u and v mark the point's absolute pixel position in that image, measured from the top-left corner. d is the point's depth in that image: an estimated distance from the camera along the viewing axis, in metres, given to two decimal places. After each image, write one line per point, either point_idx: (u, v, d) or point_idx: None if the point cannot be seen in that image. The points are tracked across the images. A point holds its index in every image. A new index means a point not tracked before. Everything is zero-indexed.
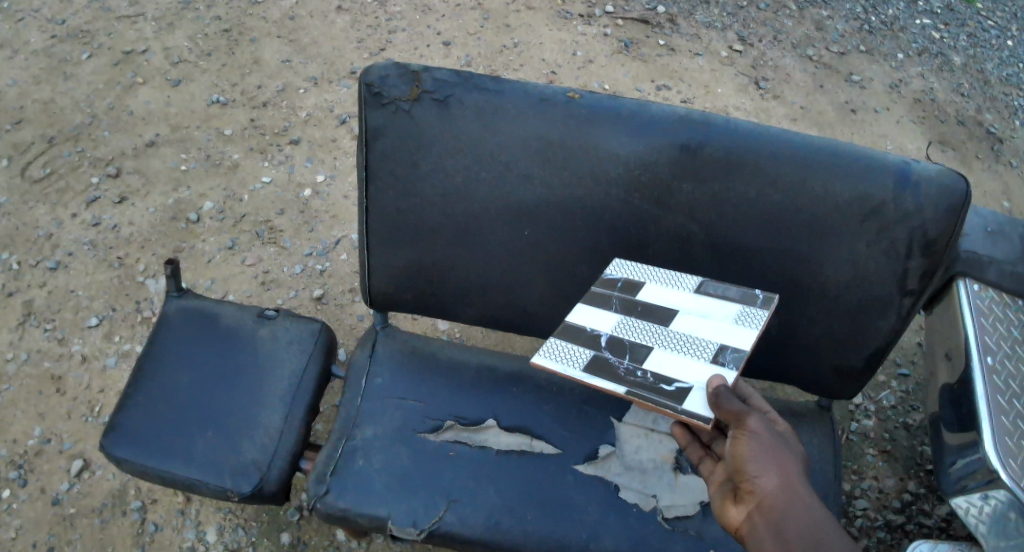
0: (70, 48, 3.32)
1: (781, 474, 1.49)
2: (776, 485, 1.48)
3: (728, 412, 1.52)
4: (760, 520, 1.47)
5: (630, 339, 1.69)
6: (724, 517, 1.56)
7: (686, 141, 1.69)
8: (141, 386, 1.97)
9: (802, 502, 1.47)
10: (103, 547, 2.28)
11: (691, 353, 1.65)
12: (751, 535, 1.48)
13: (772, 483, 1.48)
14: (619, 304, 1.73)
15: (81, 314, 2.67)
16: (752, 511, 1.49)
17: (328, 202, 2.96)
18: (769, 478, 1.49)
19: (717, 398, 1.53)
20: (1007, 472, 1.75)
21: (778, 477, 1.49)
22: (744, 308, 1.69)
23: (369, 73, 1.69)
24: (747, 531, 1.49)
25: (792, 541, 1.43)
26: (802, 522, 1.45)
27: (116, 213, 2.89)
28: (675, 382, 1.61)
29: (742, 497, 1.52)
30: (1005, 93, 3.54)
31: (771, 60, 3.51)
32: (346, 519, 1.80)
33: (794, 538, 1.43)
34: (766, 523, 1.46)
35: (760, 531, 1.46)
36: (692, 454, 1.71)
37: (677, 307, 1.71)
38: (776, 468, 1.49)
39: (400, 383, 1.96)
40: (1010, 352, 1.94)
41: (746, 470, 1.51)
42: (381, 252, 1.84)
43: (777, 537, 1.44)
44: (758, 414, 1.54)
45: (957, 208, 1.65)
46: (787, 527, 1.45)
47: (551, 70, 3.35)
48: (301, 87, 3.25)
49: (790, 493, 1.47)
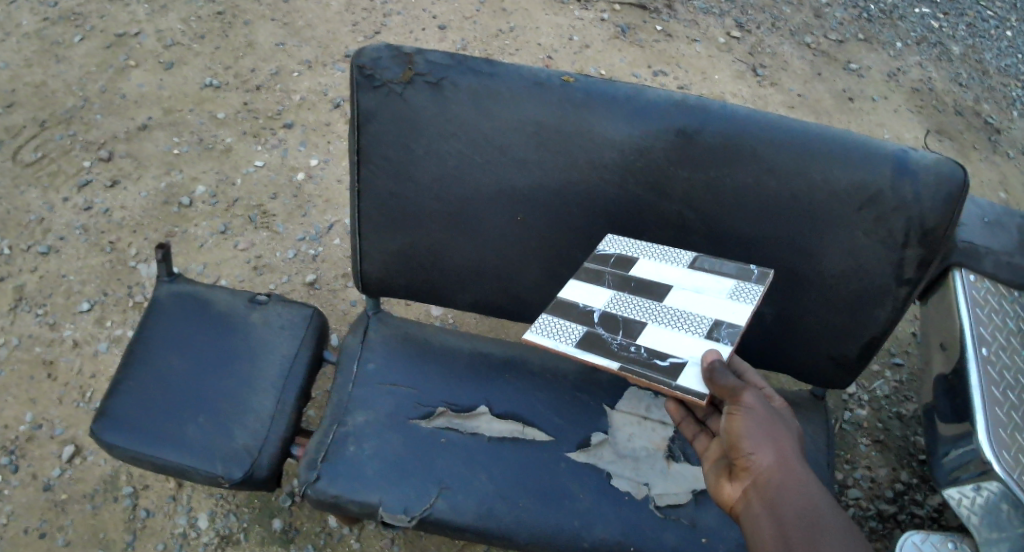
0: (62, 30, 3.29)
1: (777, 450, 1.48)
2: (772, 462, 1.47)
3: (723, 388, 1.50)
4: (756, 497, 1.46)
5: (623, 314, 1.66)
6: (719, 493, 1.55)
7: (683, 127, 1.68)
8: (132, 370, 1.95)
9: (797, 478, 1.46)
10: (94, 533, 2.27)
11: (685, 329, 1.63)
12: (746, 512, 1.47)
13: (767, 459, 1.47)
14: (612, 280, 1.71)
15: (73, 299, 2.65)
16: (748, 488, 1.48)
17: (321, 186, 2.94)
18: (765, 455, 1.47)
19: (713, 374, 1.50)
20: (1000, 464, 1.75)
21: (774, 453, 1.47)
22: (739, 284, 1.66)
23: (362, 55, 1.67)
24: (742, 508, 1.48)
25: (787, 518, 1.42)
26: (798, 499, 1.44)
27: (108, 197, 2.87)
28: (670, 357, 1.58)
29: (737, 474, 1.51)
30: (1003, 83, 3.52)
31: (769, 47, 3.49)
32: (337, 506, 1.78)
33: (790, 515, 1.42)
34: (761, 500, 1.45)
35: (756, 508, 1.45)
36: (686, 430, 1.71)
37: (672, 283, 1.69)
38: (772, 444, 1.48)
39: (393, 369, 1.95)
40: (1004, 343, 1.94)
41: (741, 447, 1.49)
42: (373, 237, 1.82)
43: (773, 514, 1.43)
44: (753, 389, 1.52)
45: (955, 196, 1.64)
46: (782, 504, 1.44)
47: (547, 55, 3.32)
48: (295, 70, 3.23)
49: (785, 470, 1.46)
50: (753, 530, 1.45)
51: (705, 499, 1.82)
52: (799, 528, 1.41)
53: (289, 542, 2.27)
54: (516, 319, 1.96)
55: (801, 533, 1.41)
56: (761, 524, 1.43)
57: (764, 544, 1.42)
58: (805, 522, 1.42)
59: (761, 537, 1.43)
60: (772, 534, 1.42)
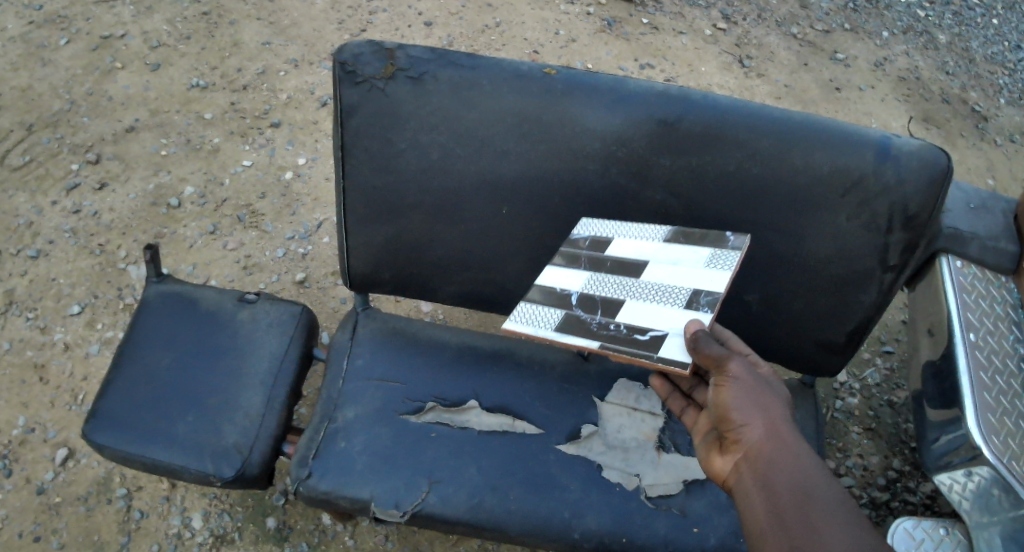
0: (47, 34, 3.28)
1: (767, 421, 1.46)
2: (762, 433, 1.45)
3: (709, 359, 1.49)
4: (746, 470, 1.44)
5: (602, 294, 1.66)
6: (710, 468, 1.53)
7: (665, 116, 1.68)
8: (121, 371, 1.96)
9: (789, 449, 1.43)
10: (89, 535, 2.27)
11: (664, 302, 1.62)
12: (738, 486, 1.45)
13: (757, 430, 1.45)
14: (589, 262, 1.71)
15: (63, 302, 2.65)
16: (738, 462, 1.46)
17: (309, 184, 2.94)
18: (755, 426, 1.46)
19: (696, 345, 1.49)
20: (990, 448, 1.75)
21: (764, 425, 1.45)
22: (715, 251, 1.65)
23: (343, 51, 1.67)
24: (733, 482, 1.46)
25: (779, 491, 1.40)
26: (790, 471, 1.41)
27: (96, 199, 2.86)
28: (650, 331, 1.57)
29: (727, 447, 1.50)
30: (990, 71, 3.53)
31: (755, 38, 3.49)
32: (329, 502, 1.79)
33: (781, 487, 1.40)
34: (752, 472, 1.43)
35: (747, 481, 1.43)
36: (674, 404, 1.73)
37: (647, 258, 1.69)
38: (762, 415, 1.46)
39: (382, 364, 1.95)
40: (992, 327, 1.94)
41: (730, 419, 1.48)
42: (358, 232, 1.82)
43: (764, 487, 1.41)
44: (741, 359, 1.50)
45: (938, 181, 1.65)
46: (774, 475, 1.41)
47: (533, 49, 3.32)
48: (282, 69, 3.22)
49: (776, 441, 1.44)
50: (745, 504, 1.42)
51: (695, 487, 1.83)
52: (791, 500, 1.39)
53: (284, 540, 2.28)
54: (503, 312, 1.96)
55: (793, 505, 1.38)
56: (752, 497, 1.41)
57: (757, 518, 1.40)
58: (797, 494, 1.39)
59: (753, 511, 1.41)
60: (764, 507, 1.40)
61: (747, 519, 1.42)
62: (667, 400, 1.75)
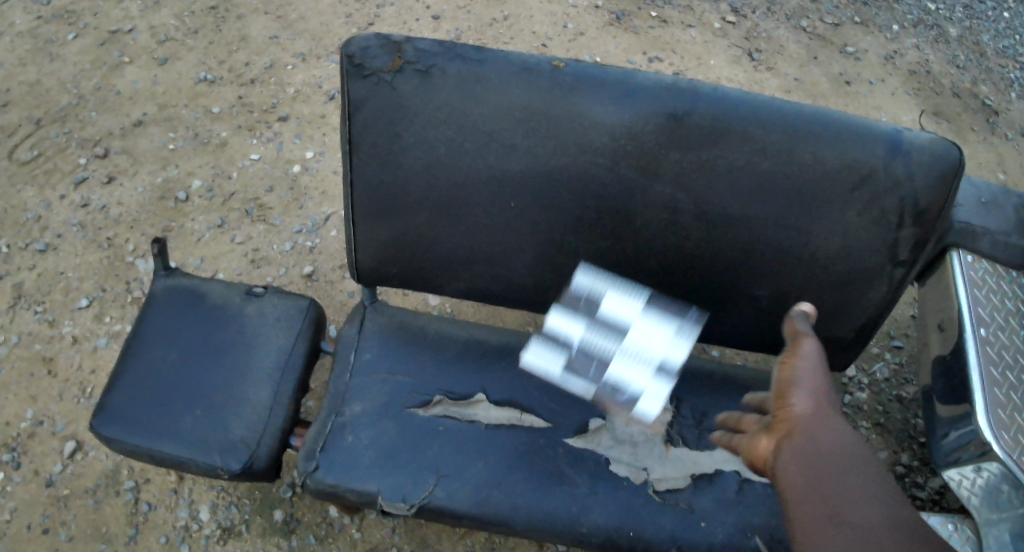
0: (56, 28, 3.28)
1: (818, 400, 1.44)
2: (812, 411, 1.43)
3: (793, 332, 1.52)
4: (792, 445, 1.41)
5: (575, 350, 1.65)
6: (750, 445, 1.50)
7: (674, 110, 1.67)
8: (129, 365, 1.96)
9: (834, 428, 1.41)
10: (97, 527, 2.28)
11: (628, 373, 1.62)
12: (779, 462, 1.42)
13: (807, 407, 1.43)
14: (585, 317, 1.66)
15: (71, 295, 2.66)
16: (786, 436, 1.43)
17: (317, 177, 2.94)
18: (806, 403, 1.43)
19: (792, 321, 1.55)
20: (1000, 444, 1.74)
21: (815, 403, 1.43)
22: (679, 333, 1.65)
23: (350, 44, 1.66)
24: (776, 458, 1.43)
25: (822, 467, 1.39)
26: (835, 448, 1.40)
27: (104, 193, 2.87)
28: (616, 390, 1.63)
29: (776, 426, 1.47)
30: (1002, 65, 3.51)
31: (764, 31, 3.47)
32: (335, 495, 1.79)
33: (824, 463, 1.39)
34: (797, 448, 1.41)
35: (790, 457, 1.41)
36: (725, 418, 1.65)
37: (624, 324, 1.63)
38: (814, 394, 1.44)
39: (390, 358, 1.95)
40: (1003, 323, 1.93)
41: (785, 395, 1.45)
42: (366, 226, 1.82)
43: (807, 463, 1.39)
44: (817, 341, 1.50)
45: (949, 177, 1.65)
46: (818, 453, 1.39)
47: (541, 43, 3.31)
48: (289, 62, 3.22)
49: (825, 420, 1.42)
50: (784, 478, 1.40)
51: (702, 483, 1.83)
52: (832, 476, 1.38)
53: (291, 533, 2.28)
54: (510, 305, 1.97)
55: (833, 481, 1.38)
56: (795, 468, 1.39)
57: (797, 490, 1.38)
58: (838, 471, 1.39)
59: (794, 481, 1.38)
60: (805, 481, 1.38)
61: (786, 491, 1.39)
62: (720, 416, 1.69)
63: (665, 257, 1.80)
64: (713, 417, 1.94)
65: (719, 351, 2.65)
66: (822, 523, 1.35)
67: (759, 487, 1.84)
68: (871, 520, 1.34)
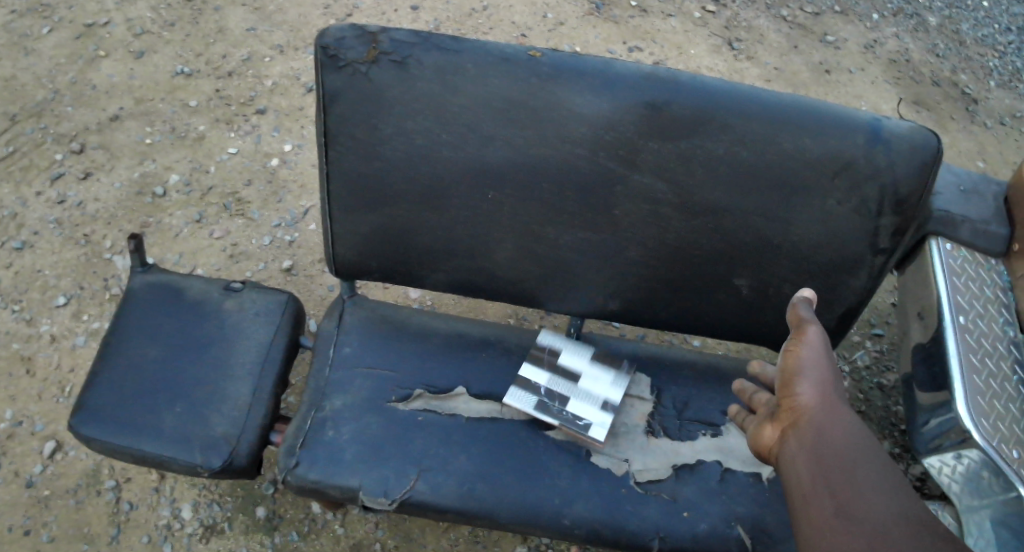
0: (29, 22, 3.23)
1: (823, 388, 1.42)
2: (816, 399, 1.42)
3: (797, 320, 1.52)
4: (797, 433, 1.40)
5: None
6: (760, 439, 1.50)
7: (653, 99, 1.66)
8: (107, 362, 1.94)
9: (839, 417, 1.39)
10: (78, 527, 2.25)
11: None
12: (785, 452, 1.41)
13: (812, 396, 1.42)
14: None
15: (49, 293, 2.62)
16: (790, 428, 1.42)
17: (296, 171, 2.93)
18: (810, 391, 1.43)
19: (794, 308, 1.55)
20: (979, 431, 1.74)
21: (820, 391, 1.42)
22: None
23: (325, 35, 1.63)
24: (782, 448, 1.42)
25: (826, 456, 1.35)
26: (841, 437, 1.36)
27: (81, 189, 2.83)
28: None
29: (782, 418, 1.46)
30: (980, 54, 3.52)
31: (745, 20, 3.47)
32: (317, 491, 1.77)
33: (829, 452, 1.35)
34: (802, 437, 1.39)
35: (796, 446, 1.39)
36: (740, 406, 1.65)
37: None
38: (820, 382, 1.43)
39: (372, 352, 1.94)
40: (982, 311, 1.93)
41: (790, 383, 1.45)
42: (344, 219, 1.81)
43: (812, 451, 1.36)
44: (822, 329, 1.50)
45: (928, 164, 1.66)
46: (824, 441, 1.36)
47: (521, 33, 3.29)
48: (267, 55, 3.19)
49: (830, 408, 1.40)
50: (790, 468, 1.38)
51: (685, 473, 1.83)
52: (838, 466, 1.33)
53: (274, 530, 2.27)
54: (490, 298, 1.95)
55: (840, 471, 1.32)
56: (798, 460, 1.37)
57: (802, 480, 1.35)
58: (845, 460, 1.33)
59: (796, 474, 1.36)
60: (810, 470, 1.35)
61: (790, 483, 1.37)
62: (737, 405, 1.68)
63: (645, 247, 1.79)
64: (695, 407, 1.94)
65: (701, 341, 2.66)
66: (827, 514, 1.29)
67: (741, 476, 1.84)
68: (880, 512, 1.26)
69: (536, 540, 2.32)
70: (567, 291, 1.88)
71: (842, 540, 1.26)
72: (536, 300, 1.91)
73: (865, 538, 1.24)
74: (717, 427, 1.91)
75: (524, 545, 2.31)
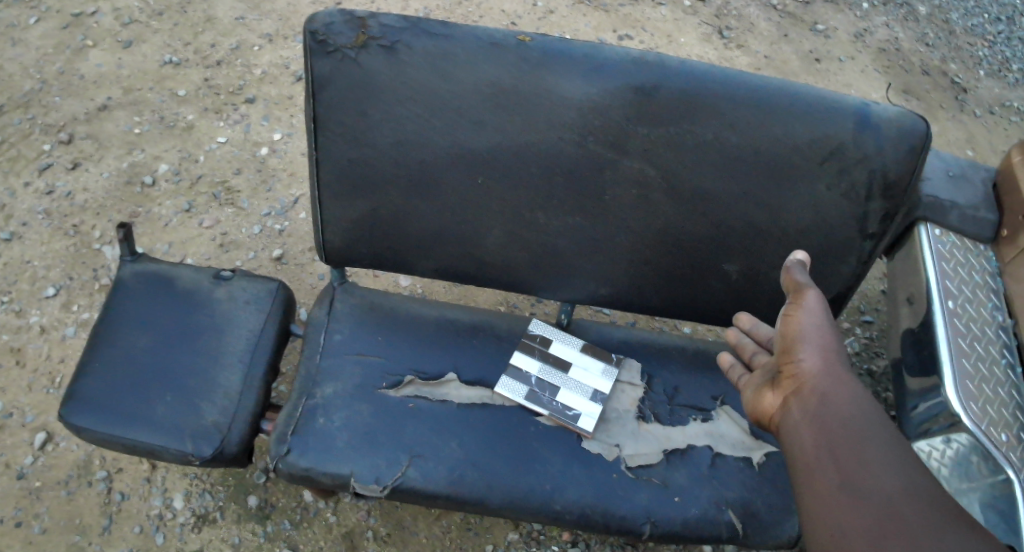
0: (16, 12, 3.20)
1: (825, 354, 1.44)
2: (819, 365, 1.43)
3: (792, 284, 1.55)
4: (800, 400, 1.42)
5: None
6: (760, 405, 1.52)
7: (641, 84, 1.66)
8: (96, 352, 1.93)
9: (843, 385, 1.40)
10: (70, 519, 2.25)
11: None
12: (788, 420, 1.42)
13: (815, 362, 1.44)
14: None
15: (38, 284, 2.61)
16: (792, 395, 1.44)
17: (286, 160, 2.92)
18: (813, 357, 1.44)
19: (789, 272, 1.58)
20: (968, 415, 1.75)
21: (821, 357, 1.44)
22: None
23: (313, 20, 1.62)
24: (784, 415, 1.43)
25: (831, 425, 1.36)
26: (845, 406, 1.37)
27: (69, 179, 2.82)
28: None
29: (782, 384, 1.48)
30: (970, 42, 3.54)
31: (734, 9, 3.47)
32: (308, 478, 1.77)
33: (834, 421, 1.36)
34: (805, 404, 1.41)
35: (799, 414, 1.41)
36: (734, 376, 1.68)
37: None
38: (821, 347, 1.45)
39: (362, 339, 1.94)
40: (971, 295, 1.94)
41: (792, 349, 1.47)
42: (333, 206, 1.80)
43: (816, 420, 1.38)
44: (820, 293, 1.53)
45: (916, 150, 1.67)
46: (827, 410, 1.38)
47: (510, 22, 3.28)
48: (256, 44, 3.18)
49: (833, 375, 1.41)
50: (793, 436, 1.40)
51: (676, 458, 1.84)
52: (843, 435, 1.34)
53: (266, 519, 2.27)
54: (481, 285, 1.96)
55: (845, 441, 1.34)
56: (801, 428, 1.39)
57: (805, 452, 1.36)
58: (851, 431, 1.35)
59: (800, 442, 1.38)
60: (814, 440, 1.36)
61: (793, 451, 1.39)
62: (728, 373, 1.71)
63: (635, 233, 1.79)
64: (685, 392, 1.95)
65: (691, 328, 2.66)
66: (832, 484, 1.31)
67: (732, 460, 1.85)
68: (887, 484, 1.28)
69: (528, 526, 2.32)
70: (558, 276, 1.88)
71: (847, 511, 1.28)
72: (526, 286, 1.91)
73: (871, 510, 1.26)
74: (709, 412, 1.92)
75: (516, 532, 2.31)
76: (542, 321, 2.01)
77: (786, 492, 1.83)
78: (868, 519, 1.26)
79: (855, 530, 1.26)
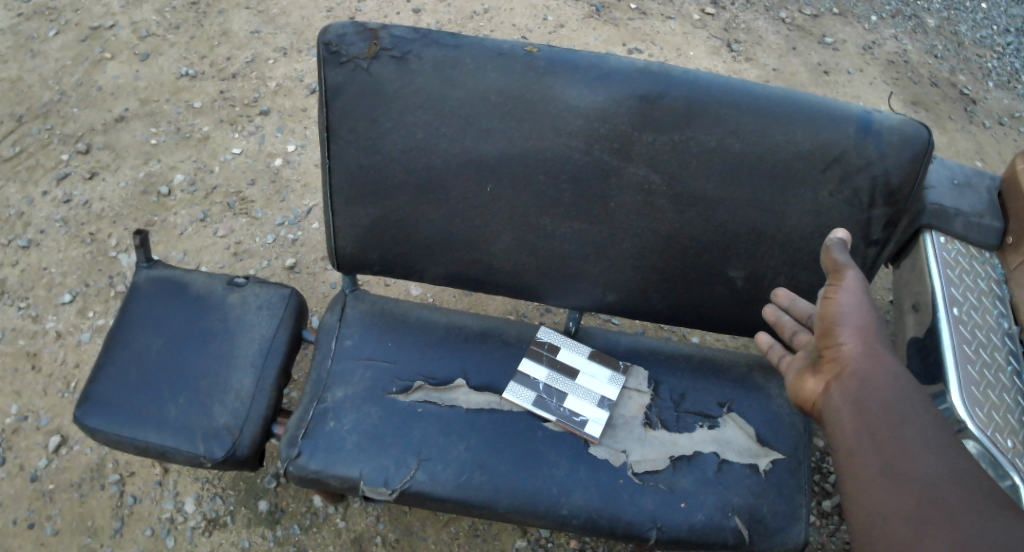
0: (36, 25, 3.26)
1: (864, 337, 1.45)
2: (859, 349, 1.45)
3: (831, 264, 1.54)
4: (841, 385, 1.44)
5: None
6: (800, 390, 1.53)
7: (647, 93, 1.69)
8: (112, 356, 1.97)
9: (885, 368, 1.42)
10: (82, 520, 2.28)
11: None
12: (829, 404, 1.44)
13: (854, 346, 1.45)
14: None
15: (55, 290, 2.65)
16: (832, 380, 1.46)
17: (299, 170, 2.96)
18: (853, 341, 1.45)
19: (828, 251, 1.56)
20: (973, 422, 1.76)
21: (861, 340, 1.45)
22: None
23: (327, 32, 1.67)
24: (825, 400, 1.46)
25: (872, 409, 1.39)
26: (887, 390, 1.39)
27: (86, 188, 2.86)
28: None
29: (821, 368, 1.49)
30: (979, 55, 3.55)
31: (743, 22, 3.50)
32: (318, 481, 1.80)
33: (875, 405, 1.39)
34: (847, 388, 1.43)
35: (840, 398, 1.43)
36: (773, 356, 1.70)
37: None
38: (859, 331, 1.46)
39: (372, 344, 1.96)
40: (976, 303, 1.94)
41: (831, 333, 1.48)
42: (345, 213, 1.83)
43: (857, 404, 1.40)
44: (860, 272, 1.52)
45: (918, 157, 1.69)
46: (869, 393, 1.40)
47: (521, 35, 3.33)
48: (270, 57, 3.23)
49: (874, 357, 1.43)
50: (836, 421, 1.42)
51: (682, 464, 1.85)
52: (885, 420, 1.37)
53: (276, 523, 2.30)
54: (491, 292, 1.97)
55: (887, 426, 1.36)
56: (843, 413, 1.41)
57: (847, 437, 1.39)
58: (892, 415, 1.37)
59: (841, 427, 1.40)
60: (856, 424, 1.39)
61: (836, 436, 1.41)
62: (766, 353, 1.72)
63: (644, 239, 1.81)
64: (692, 398, 1.96)
65: (700, 337, 2.68)
66: (874, 469, 1.34)
67: (738, 467, 1.86)
68: (930, 470, 1.30)
69: (535, 533, 2.33)
70: (565, 283, 1.90)
71: (891, 498, 1.30)
72: (536, 293, 1.93)
73: (913, 495, 1.29)
74: (715, 418, 1.92)
75: (523, 538, 2.32)
76: (551, 329, 2.03)
77: (791, 499, 1.85)
78: (911, 506, 1.28)
79: (897, 516, 1.28)
